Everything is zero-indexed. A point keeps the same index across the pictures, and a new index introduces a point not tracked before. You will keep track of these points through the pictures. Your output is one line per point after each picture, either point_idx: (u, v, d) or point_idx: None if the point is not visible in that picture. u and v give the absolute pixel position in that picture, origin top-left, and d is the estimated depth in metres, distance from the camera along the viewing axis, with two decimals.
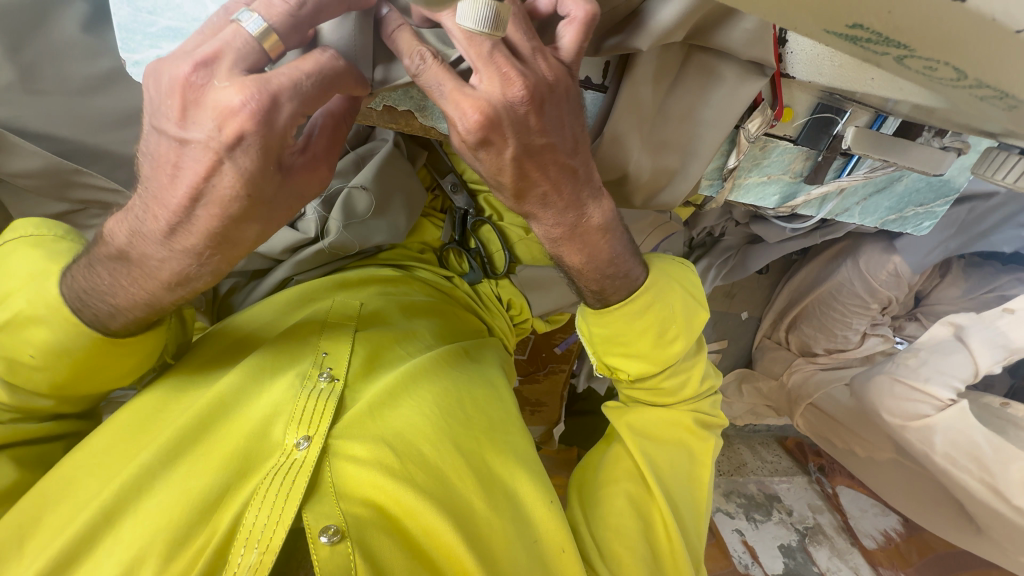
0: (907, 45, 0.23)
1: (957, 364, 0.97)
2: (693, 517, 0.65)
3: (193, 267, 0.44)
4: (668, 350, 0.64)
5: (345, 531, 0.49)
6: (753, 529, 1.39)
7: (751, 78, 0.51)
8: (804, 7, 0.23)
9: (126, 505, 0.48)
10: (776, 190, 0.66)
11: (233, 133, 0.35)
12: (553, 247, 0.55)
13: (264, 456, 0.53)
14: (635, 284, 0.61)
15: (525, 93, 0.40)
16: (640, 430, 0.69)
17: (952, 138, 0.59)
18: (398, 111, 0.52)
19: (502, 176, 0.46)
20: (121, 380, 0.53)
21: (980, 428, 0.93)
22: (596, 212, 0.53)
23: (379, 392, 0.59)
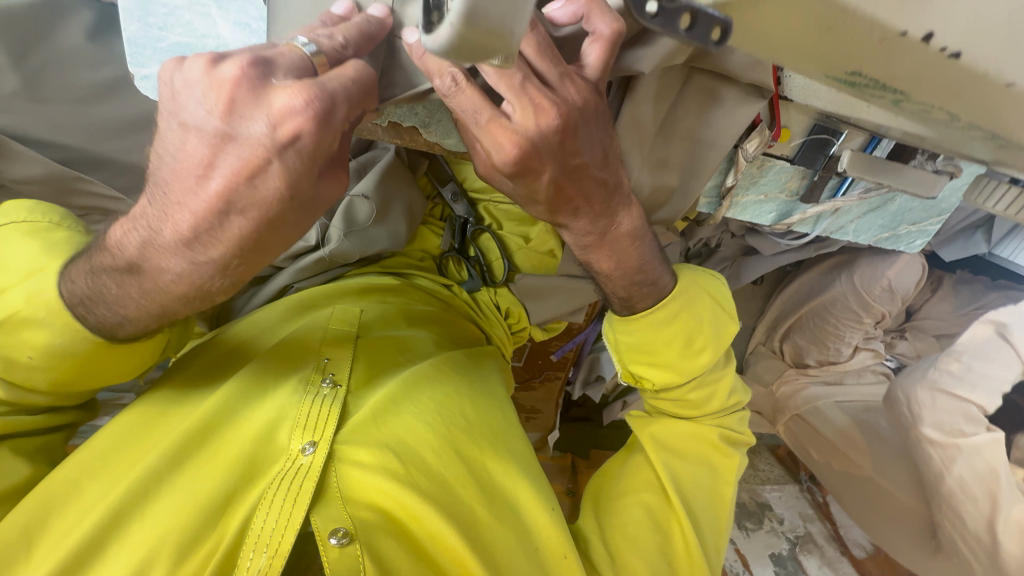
0: (901, 91, 0.26)
1: (1004, 370, 0.90)
2: (713, 534, 0.64)
3: (213, 279, 0.42)
4: (696, 360, 0.64)
5: (354, 534, 0.49)
6: (744, 538, 1.41)
7: (750, 100, 0.53)
8: (811, 51, 0.26)
9: (132, 511, 0.48)
10: (773, 208, 0.67)
11: (289, 133, 0.34)
12: (583, 253, 0.58)
13: (269, 462, 0.53)
14: (663, 291, 0.62)
15: (557, 122, 0.40)
16: (663, 443, 0.69)
17: (945, 162, 0.60)
18: (403, 127, 0.51)
19: (537, 196, 0.48)
20: (118, 377, 0.53)
21: (1007, 466, 0.87)
22: (626, 219, 0.55)
23: (382, 398, 0.60)
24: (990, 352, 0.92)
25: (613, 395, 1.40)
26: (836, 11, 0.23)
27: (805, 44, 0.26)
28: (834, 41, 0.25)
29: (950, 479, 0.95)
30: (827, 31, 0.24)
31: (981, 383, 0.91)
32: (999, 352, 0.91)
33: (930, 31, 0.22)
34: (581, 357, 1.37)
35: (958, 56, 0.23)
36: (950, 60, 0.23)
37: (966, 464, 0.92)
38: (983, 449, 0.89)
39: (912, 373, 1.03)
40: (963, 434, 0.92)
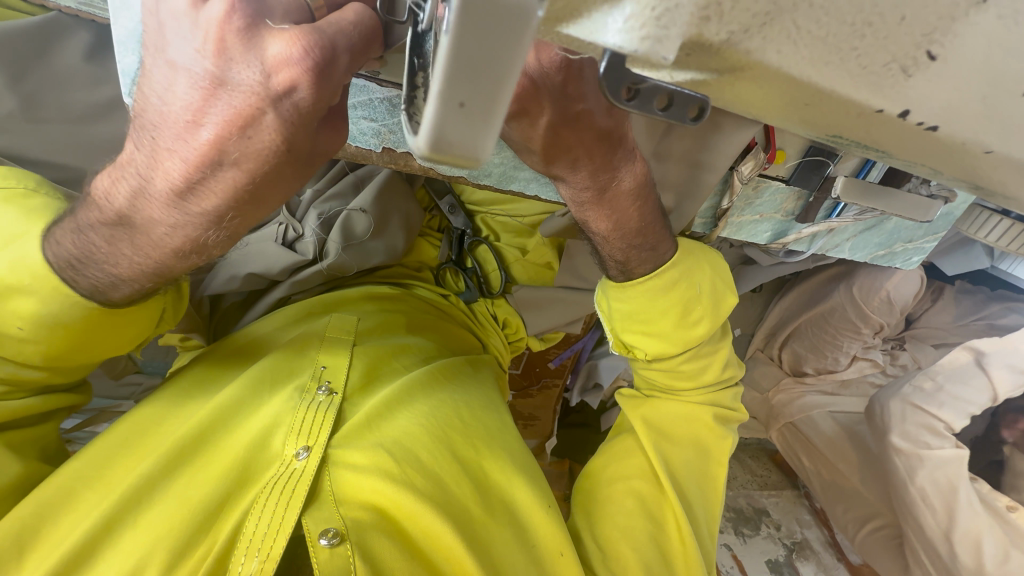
0: (884, 149, 0.25)
1: (975, 392, 0.98)
2: (706, 518, 0.65)
3: (205, 232, 0.40)
4: (691, 332, 0.64)
5: (345, 534, 0.48)
6: (741, 544, 1.41)
7: (745, 125, 0.52)
8: (792, 119, 0.23)
9: (125, 515, 0.47)
10: (768, 227, 0.67)
11: (286, 83, 0.31)
12: (579, 211, 0.54)
13: (263, 467, 0.52)
14: (662, 259, 0.60)
15: (560, 60, 0.36)
16: (657, 426, 0.69)
17: (939, 188, 0.59)
18: (398, 153, 0.50)
19: (532, 143, 0.43)
20: (110, 351, 0.52)
21: (968, 483, 0.94)
22: (628, 176, 0.51)
23: (377, 404, 0.60)
24: (966, 380, 1.00)
25: (611, 401, 1.40)
26: (811, 93, 0.20)
27: (783, 114, 0.23)
28: (811, 114, 0.22)
29: (912, 487, 1.00)
30: (801, 105, 0.21)
31: (950, 402, 1.00)
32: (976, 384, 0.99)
33: (908, 107, 0.20)
34: (579, 364, 1.37)
35: (936, 129, 0.21)
36: (927, 132, 0.21)
37: (928, 475, 0.98)
38: (948, 462, 0.96)
39: (893, 387, 1.09)
40: (930, 447, 0.99)
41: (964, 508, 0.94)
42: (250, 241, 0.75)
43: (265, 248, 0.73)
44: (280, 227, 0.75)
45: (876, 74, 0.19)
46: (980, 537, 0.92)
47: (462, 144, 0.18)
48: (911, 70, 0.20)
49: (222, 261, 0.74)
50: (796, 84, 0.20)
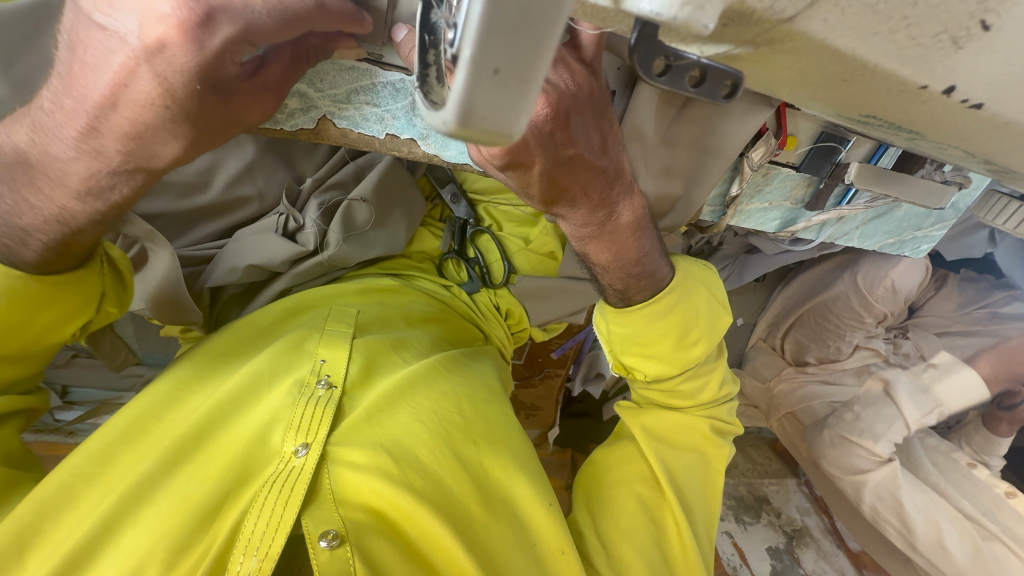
0: (915, 131, 0.26)
1: (889, 417, 1.15)
2: (704, 519, 0.65)
3: (104, 175, 0.39)
4: (689, 353, 0.62)
5: (345, 536, 0.48)
6: (741, 531, 1.41)
7: (756, 110, 0.51)
8: (833, 96, 0.24)
9: (125, 514, 0.46)
10: (777, 215, 0.66)
11: (155, 40, 0.29)
12: (579, 245, 0.52)
13: (262, 464, 0.52)
14: (660, 284, 0.58)
15: (547, 112, 0.34)
16: (655, 434, 0.68)
17: (954, 173, 0.58)
18: (402, 140, 0.47)
19: (530, 189, 0.41)
20: (53, 333, 0.50)
21: (906, 490, 1.09)
22: (626, 210, 0.50)
23: (378, 398, 0.59)
24: (880, 408, 1.17)
25: (613, 391, 1.40)
26: (855, 65, 0.21)
27: (825, 89, 0.23)
28: (850, 90, 0.23)
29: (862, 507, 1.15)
30: (839, 82, 0.23)
31: (870, 431, 1.14)
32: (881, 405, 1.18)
33: (952, 84, 0.21)
34: (580, 355, 1.36)
35: (980, 107, 0.22)
36: (971, 110, 0.22)
37: (871, 492, 1.13)
38: (885, 479, 1.11)
39: (825, 424, 1.23)
40: (866, 470, 1.14)
41: (913, 512, 1.08)
42: (249, 233, 0.71)
43: (264, 240, 0.70)
44: (280, 217, 0.71)
45: (924, 46, 0.20)
46: (942, 536, 1.05)
47: (491, 118, 0.17)
48: (962, 42, 0.20)
49: (221, 251, 0.71)
50: (841, 57, 0.21)
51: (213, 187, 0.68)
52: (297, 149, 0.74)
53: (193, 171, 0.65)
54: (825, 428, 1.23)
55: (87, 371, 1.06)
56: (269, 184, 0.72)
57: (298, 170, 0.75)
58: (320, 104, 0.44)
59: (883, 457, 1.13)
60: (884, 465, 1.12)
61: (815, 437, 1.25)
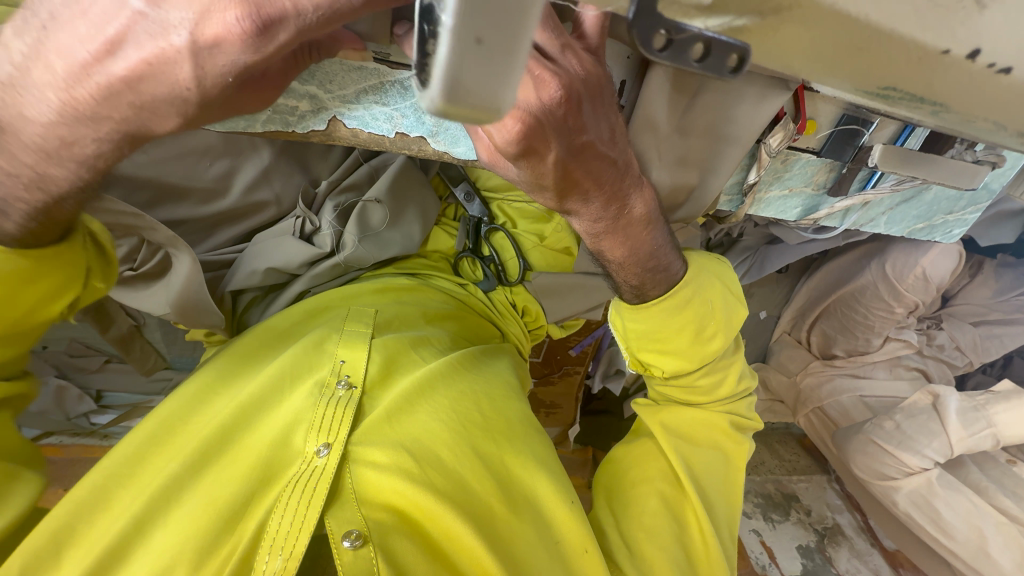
0: (939, 102, 0.27)
1: (929, 432, 1.08)
2: (727, 519, 0.64)
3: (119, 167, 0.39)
4: (705, 347, 0.60)
5: (368, 536, 0.48)
6: (770, 529, 1.39)
7: (773, 93, 0.49)
8: (851, 69, 0.27)
9: (154, 516, 0.48)
10: (798, 203, 0.64)
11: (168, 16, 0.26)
12: (594, 241, 0.52)
13: (284, 465, 0.52)
14: (674, 278, 0.57)
15: (559, 94, 0.32)
16: (673, 430, 0.67)
17: (987, 152, 0.55)
18: (411, 138, 0.47)
19: (544, 180, 0.40)
20: (40, 311, 0.47)
21: (942, 497, 1.05)
22: (639, 202, 0.49)
23: (397, 397, 0.59)
24: (923, 420, 1.11)
25: (634, 388, 1.38)
26: (873, 32, 0.24)
27: (850, 57, 0.26)
28: (869, 59, 0.26)
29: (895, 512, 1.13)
30: (855, 50, 0.25)
31: (906, 441, 1.09)
32: (925, 417, 1.12)
33: (978, 48, 0.24)
34: (600, 351, 1.35)
35: (1009, 71, 0.25)
36: (998, 74, 0.25)
37: (905, 498, 1.10)
38: (918, 487, 1.08)
39: (862, 427, 1.20)
40: (897, 478, 1.12)
41: (953, 519, 1.04)
42: (267, 237, 0.73)
43: (282, 243, 0.71)
44: (297, 220, 0.73)
45: (947, 9, 0.23)
46: (986, 543, 1.01)
47: (479, 94, 0.18)
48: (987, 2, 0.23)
49: (241, 256, 0.72)
50: (852, 23, 0.24)
51: (231, 192, 0.68)
52: (312, 152, 0.75)
53: (212, 177, 0.66)
54: (860, 431, 1.20)
55: (119, 376, 1.10)
56: (285, 189, 0.73)
57: (314, 174, 0.76)
58: (330, 105, 0.44)
59: (917, 468, 1.08)
60: (919, 474, 1.08)
61: (847, 440, 1.23)
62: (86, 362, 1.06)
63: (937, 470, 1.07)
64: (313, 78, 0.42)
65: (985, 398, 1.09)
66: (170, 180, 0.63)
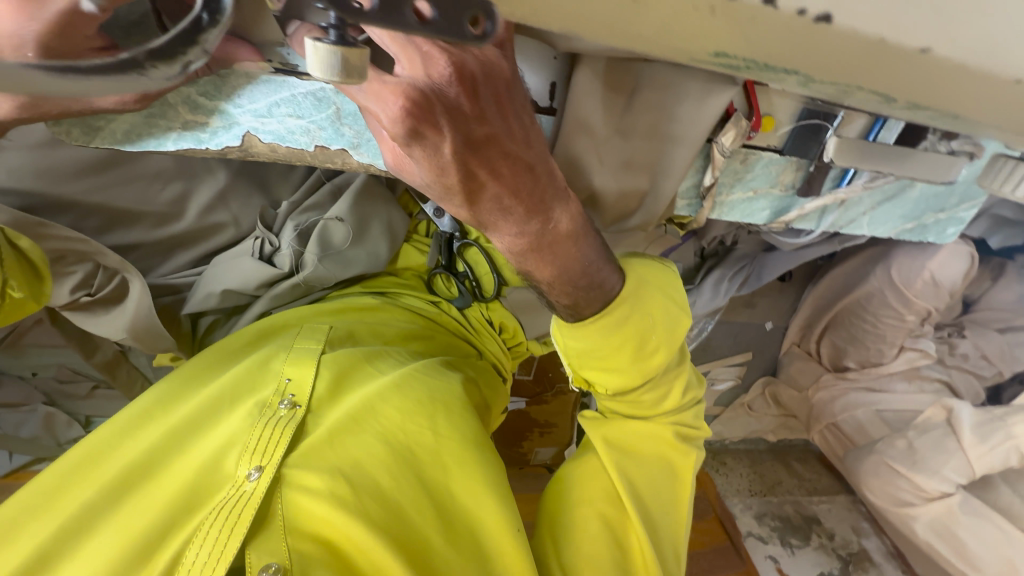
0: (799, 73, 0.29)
1: (943, 452, 1.01)
2: (672, 546, 0.60)
3: None
4: (649, 363, 0.57)
5: (288, 570, 0.45)
6: (789, 556, 1.31)
7: (717, 88, 0.46)
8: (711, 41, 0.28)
9: (64, 548, 0.46)
10: (766, 205, 0.60)
11: None
12: (520, 261, 0.48)
13: (212, 490, 0.50)
14: (612, 294, 0.54)
15: (450, 72, 0.31)
16: (617, 445, 0.64)
17: (962, 143, 0.51)
18: (332, 151, 0.46)
19: (447, 177, 0.38)
20: None
21: (966, 524, 0.97)
22: (563, 216, 0.45)
23: (339, 417, 0.57)
24: (938, 437, 1.03)
25: None
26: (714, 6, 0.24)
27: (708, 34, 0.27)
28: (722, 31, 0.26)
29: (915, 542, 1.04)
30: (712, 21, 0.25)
31: (923, 463, 1.02)
32: (940, 434, 1.04)
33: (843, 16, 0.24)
34: None
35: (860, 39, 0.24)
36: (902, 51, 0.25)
37: (925, 527, 1.02)
38: (940, 516, 1.00)
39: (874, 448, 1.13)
40: (914, 505, 1.03)
41: (979, 549, 0.95)
42: (225, 258, 0.72)
43: (238, 265, 0.70)
44: (257, 241, 0.72)
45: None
46: None
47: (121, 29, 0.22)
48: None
49: (199, 279, 0.72)
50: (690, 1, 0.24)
51: (187, 216, 0.68)
52: (272, 173, 0.75)
53: (164, 202, 0.65)
54: (873, 454, 1.13)
55: (105, 403, 1.10)
56: (244, 211, 0.72)
57: (275, 195, 0.76)
58: (241, 120, 0.43)
59: (935, 494, 1.00)
60: (938, 501, 1.00)
61: (859, 462, 1.15)
62: (74, 389, 1.06)
63: (958, 497, 0.98)
64: (217, 90, 0.41)
65: (1005, 411, 0.99)
66: (120, 205, 0.63)
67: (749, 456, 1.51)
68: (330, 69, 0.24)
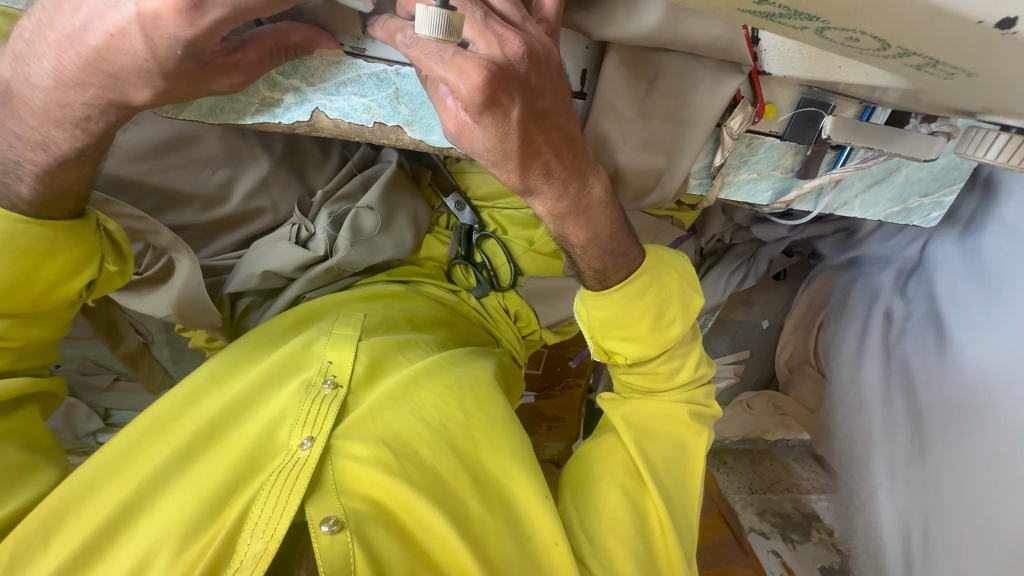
0: (817, 18, 0.29)
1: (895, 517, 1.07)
2: (688, 511, 0.65)
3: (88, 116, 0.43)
4: (667, 334, 0.62)
5: (345, 522, 0.50)
6: (790, 550, 1.35)
7: (727, 76, 0.52)
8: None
9: (142, 503, 0.50)
10: (769, 186, 0.66)
11: (151, 11, 0.34)
12: (558, 225, 0.54)
13: (270, 456, 0.55)
14: (634, 265, 0.60)
15: (523, 50, 0.38)
16: (634, 424, 0.68)
17: (941, 124, 0.58)
18: (388, 128, 0.51)
19: (508, 144, 0.43)
20: (61, 286, 0.53)
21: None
22: (597, 184, 0.52)
23: (380, 394, 0.61)
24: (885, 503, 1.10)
25: None
26: None
27: None
28: None
29: None
30: None
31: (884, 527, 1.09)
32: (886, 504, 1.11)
33: None
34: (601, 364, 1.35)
35: None
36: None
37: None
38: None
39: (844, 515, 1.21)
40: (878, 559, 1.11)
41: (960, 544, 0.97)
42: (264, 243, 0.76)
43: (278, 248, 0.74)
44: (293, 227, 0.76)
45: None
46: None
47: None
48: None
49: (240, 261, 0.76)
50: None
51: (232, 200, 0.73)
52: (309, 163, 0.80)
53: (214, 185, 0.71)
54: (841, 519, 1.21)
55: (127, 395, 1.13)
56: (282, 196, 0.77)
57: (310, 184, 0.81)
58: (313, 98, 0.49)
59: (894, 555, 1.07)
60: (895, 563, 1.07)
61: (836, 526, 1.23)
62: (95, 381, 1.08)
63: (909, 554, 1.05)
64: (296, 72, 0.47)
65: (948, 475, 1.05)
66: (172, 186, 0.69)
67: (747, 455, 1.56)
68: (436, 26, 0.30)
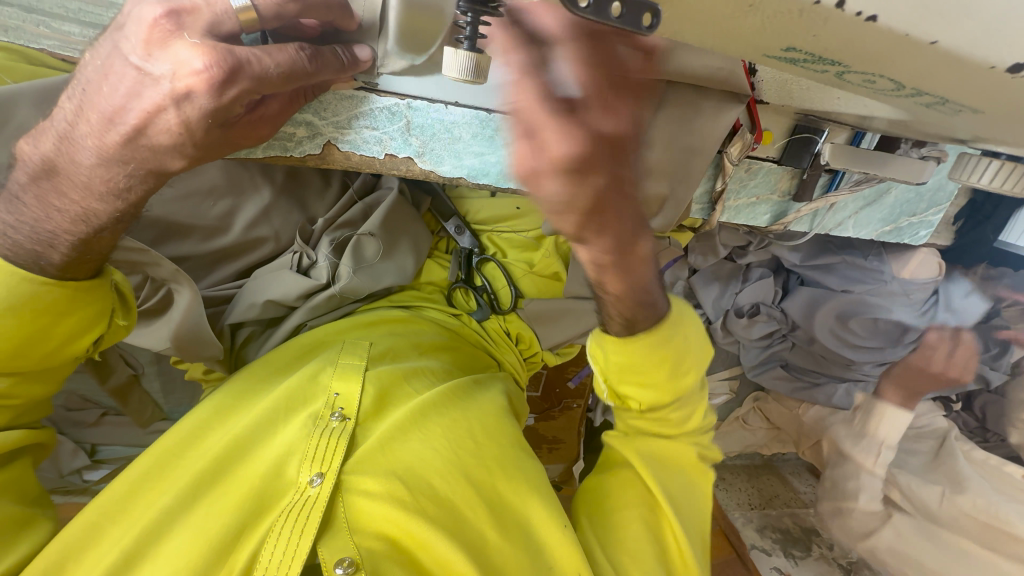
0: (838, 61, 0.32)
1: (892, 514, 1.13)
2: (701, 544, 0.65)
3: (121, 177, 0.43)
4: (680, 382, 0.63)
5: (360, 563, 0.49)
6: (792, 567, 1.29)
7: (727, 106, 0.54)
8: (749, 41, 0.33)
9: (146, 549, 0.48)
10: (767, 209, 0.68)
11: (185, 87, 0.36)
12: (596, 273, 0.54)
13: (279, 494, 0.53)
14: (659, 314, 0.61)
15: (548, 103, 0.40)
16: (647, 454, 0.67)
17: (930, 149, 0.60)
18: (398, 159, 0.52)
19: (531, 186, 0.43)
20: (70, 345, 0.52)
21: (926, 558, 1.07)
22: (645, 245, 0.53)
23: (390, 427, 0.60)
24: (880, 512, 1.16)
25: None
26: None
27: (742, 34, 0.32)
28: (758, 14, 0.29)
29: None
30: (747, 7, 0.28)
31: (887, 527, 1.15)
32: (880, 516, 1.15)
33: (874, 13, 0.26)
34: None
35: (876, 21, 0.26)
36: (928, 46, 0.27)
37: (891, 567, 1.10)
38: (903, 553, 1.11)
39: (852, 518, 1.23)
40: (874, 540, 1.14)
41: None
42: (265, 271, 0.75)
43: (280, 277, 0.74)
44: (295, 255, 0.75)
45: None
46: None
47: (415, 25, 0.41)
48: None
49: (241, 290, 0.75)
50: None
51: (233, 229, 0.73)
52: (310, 191, 0.80)
53: (215, 215, 0.71)
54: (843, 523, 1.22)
55: (115, 430, 1.09)
56: (285, 225, 0.77)
57: (312, 212, 0.80)
58: (326, 131, 0.50)
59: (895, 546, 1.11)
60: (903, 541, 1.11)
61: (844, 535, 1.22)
62: (83, 416, 1.05)
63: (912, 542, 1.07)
64: (310, 108, 0.48)
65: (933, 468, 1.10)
66: (175, 218, 0.68)
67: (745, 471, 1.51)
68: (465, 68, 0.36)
